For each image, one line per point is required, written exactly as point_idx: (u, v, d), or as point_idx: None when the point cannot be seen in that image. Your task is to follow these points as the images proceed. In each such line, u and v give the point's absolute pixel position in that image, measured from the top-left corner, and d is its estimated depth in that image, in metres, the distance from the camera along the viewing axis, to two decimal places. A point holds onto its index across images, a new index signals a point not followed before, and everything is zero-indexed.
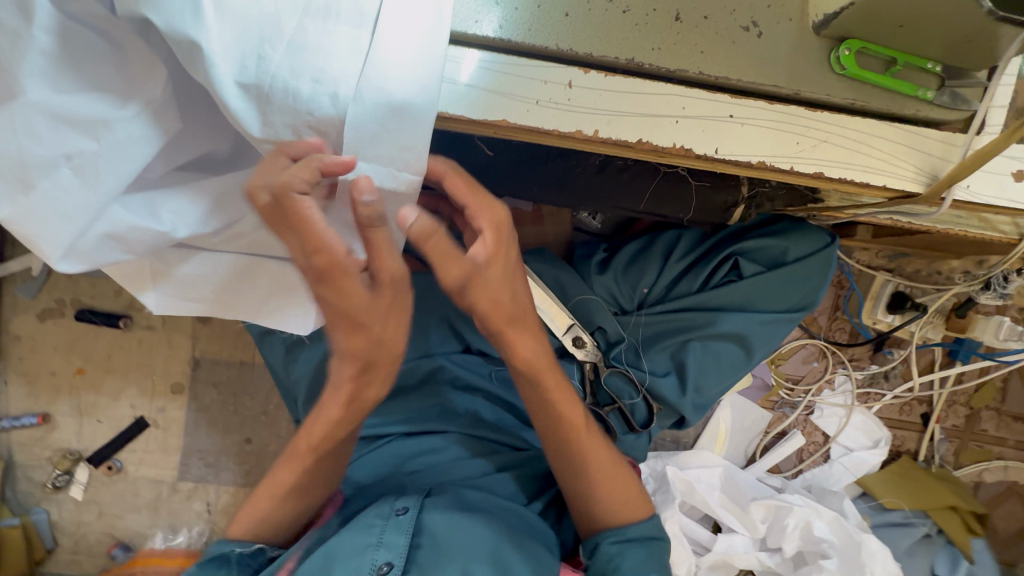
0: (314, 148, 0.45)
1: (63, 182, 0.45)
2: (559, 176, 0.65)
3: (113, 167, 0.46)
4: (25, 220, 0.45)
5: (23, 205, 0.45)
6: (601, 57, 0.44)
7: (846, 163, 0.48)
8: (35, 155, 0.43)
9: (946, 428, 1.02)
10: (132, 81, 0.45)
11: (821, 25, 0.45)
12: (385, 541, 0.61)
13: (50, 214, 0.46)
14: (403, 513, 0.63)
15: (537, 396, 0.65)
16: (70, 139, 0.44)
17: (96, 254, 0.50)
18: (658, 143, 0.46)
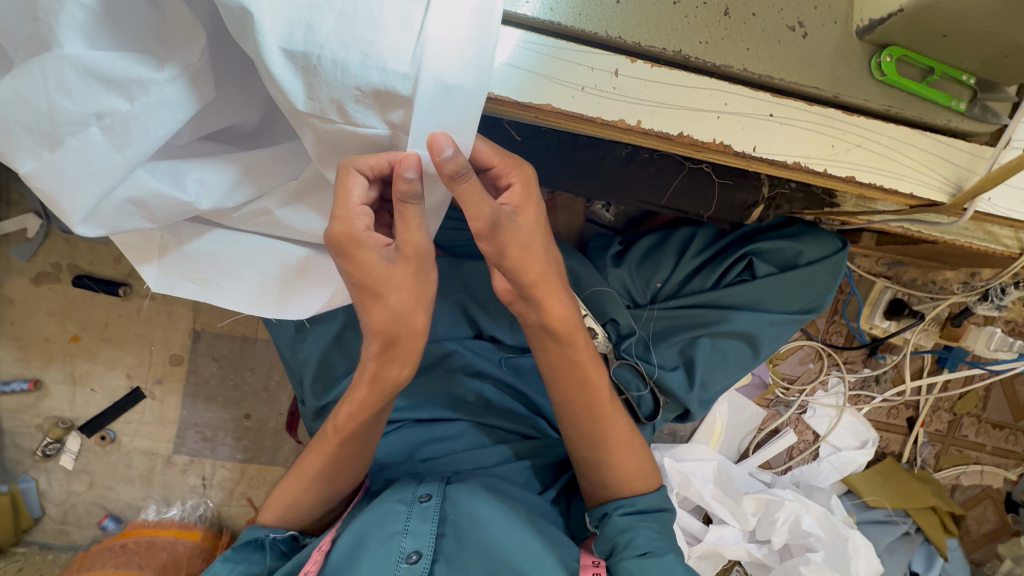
0: (358, 124, 0.45)
1: (90, 140, 0.44)
2: (586, 166, 0.65)
3: (145, 129, 0.45)
4: (48, 178, 0.44)
5: (48, 162, 0.44)
6: (649, 47, 0.44)
7: (878, 168, 0.49)
8: (64, 111, 0.42)
9: (930, 432, 1.05)
10: (168, 44, 0.45)
11: (865, 30, 0.45)
12: (412, 528, 0.61)
13: (75, 173, 0.44)
14: (426, 500, 0.64)
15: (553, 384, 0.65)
16: (102, 96, 0.43)
17: (117, 219, 0.49)
18: (699, 138, 0.46)
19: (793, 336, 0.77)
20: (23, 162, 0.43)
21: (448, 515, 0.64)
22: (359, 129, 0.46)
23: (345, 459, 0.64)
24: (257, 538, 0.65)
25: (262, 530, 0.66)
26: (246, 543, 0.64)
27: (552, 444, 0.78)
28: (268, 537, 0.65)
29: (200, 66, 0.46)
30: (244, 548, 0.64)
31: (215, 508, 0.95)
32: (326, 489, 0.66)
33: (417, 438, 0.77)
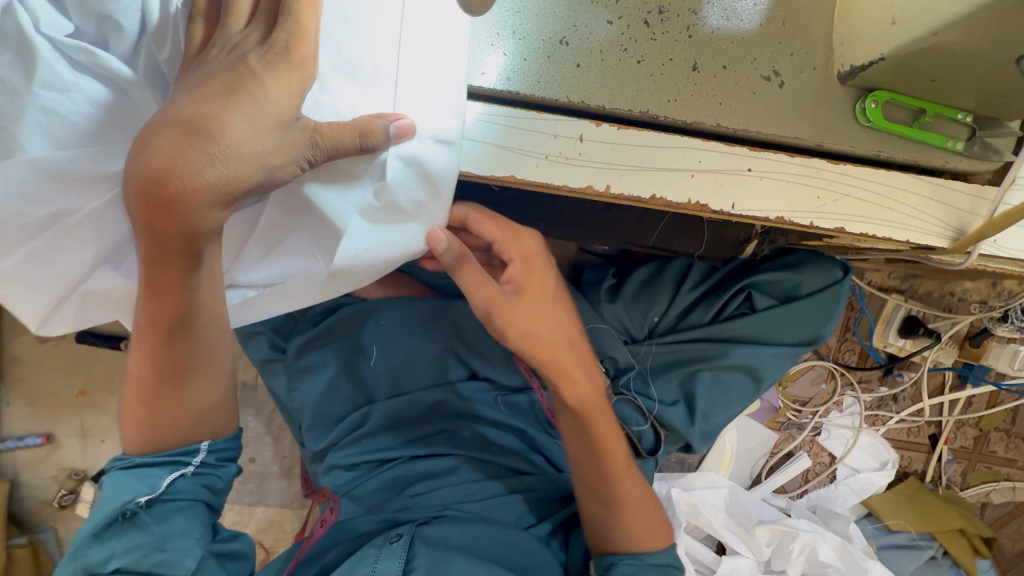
0: (338, 100, 0.40)
1: (50, 241, 0.45)
2: (569, 213, 0.63)
3: (102, 226, 0.46)
4: (11, 277, 0.46)
5: (10, 264, 0.45)
6: (614, 109, 0.42)
7: (867, 217, 0.45)
8: (24, 213, 0.44)
9: (954, 449, 1.01)
10: (126, 136, 0.45)
11: (846, 75, 0.42)
12: (379, 568, 0.65)
13: (38, 275, 0.46)
14: (396, 540, 0.68)
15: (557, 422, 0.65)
16: (60, 200, 0.44)
17: (80, 311, 0.50)
18: (673, 199, 0.44)
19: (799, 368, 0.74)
20: None
21: (418, 557, 0.67)
22: (337, 104, 0.40)
23: (190, 360, 0.49)
24: (121, 513, 0.50)
25: (126, 493, 0.51)
26: (114, 519, 0.50)
27: (550, 478, 0.78)
28: (135, 503, 0.50)
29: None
30: (114, 526, 0.51)
31: None
32: (171, 412, 0.52)
33: (409, 475, 0.77)
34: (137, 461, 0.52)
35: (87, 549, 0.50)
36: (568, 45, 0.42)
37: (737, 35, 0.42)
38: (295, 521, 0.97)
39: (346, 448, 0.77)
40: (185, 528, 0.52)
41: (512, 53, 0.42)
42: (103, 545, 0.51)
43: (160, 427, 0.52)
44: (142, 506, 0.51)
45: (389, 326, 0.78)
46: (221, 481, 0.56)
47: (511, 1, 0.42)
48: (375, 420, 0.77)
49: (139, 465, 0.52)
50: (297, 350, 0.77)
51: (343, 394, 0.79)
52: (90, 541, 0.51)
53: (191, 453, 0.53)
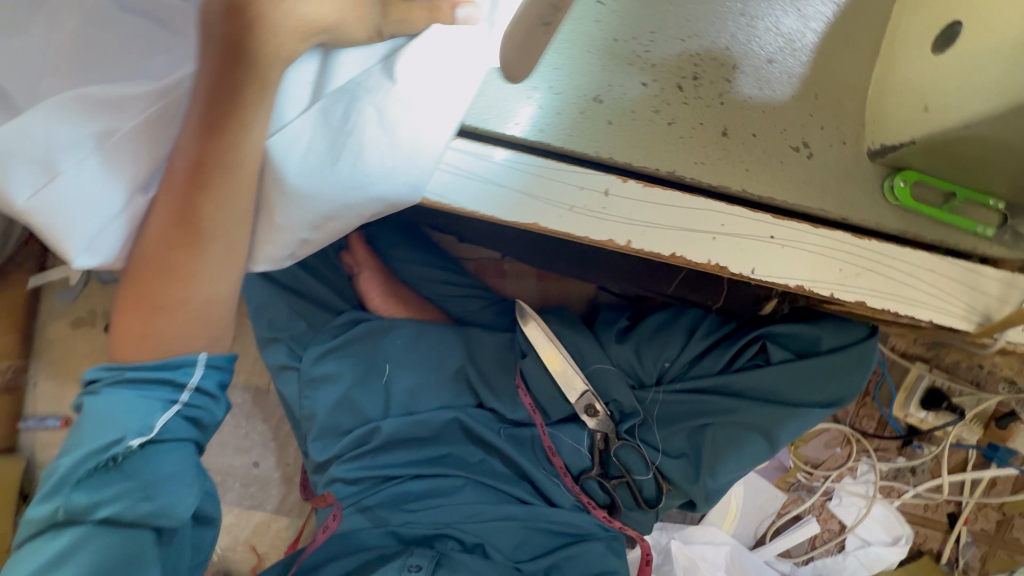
0: None
1: (85, 163, 0.44)
2: (589, 258, 0.63)
3: (145, 143, 0.46)
4: (43, 208, 0.43)
5: (45, 192, 0.43)
6: (641, 167, 0.43)
7: (890, 293, 0.45)
8: (57, 134, 0.44)
9: (974, 531, 0.96)
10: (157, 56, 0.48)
11: (877, 152, 0.43)
12: None
13: (75, 201, 0.44)
14: (415, 570, 0.70)
15: None
16: (96, 118, 0.45)
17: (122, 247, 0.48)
18: (694, 258, 0.44)
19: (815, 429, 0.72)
20: (21, 195, 0.43)
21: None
22: None
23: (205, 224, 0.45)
24: (108, 456, 0.49)
25: (115, 430, 0.49)
26: (99, 465, 0.49)
27: (546, 513, 0.76)
28: (125, 446, 0.49)
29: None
30: (99, 469, 0.49)
31: (221, 551, 0.96)
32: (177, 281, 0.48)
33: (410, 492, 0.78)
34: (126, 376, 0.51)
35: (69, 496, 0.49)
36: (601, 102, 0.43)
37: (769, 105, 0.43)
38: (290, 530, 0.97)
39: (353, 461, 0.78)
40: (176, 470, 0.52)
41: (543, 103, 0.43)
42: (88, 486, 0.49)
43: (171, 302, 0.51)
44: (133, 449, 0.50)
45: (404, 346, 0.79)
46: (207, 418, 0.55)
47: (550, 55, 0.43)
48: (377, 439, 0.77)
49: (129, 385, 0.51)
50: (314, 359, 0.79)
51: (352, 408, 0.79)
52: (72, 487, 0.49)
53: (184, 374, 0.52)
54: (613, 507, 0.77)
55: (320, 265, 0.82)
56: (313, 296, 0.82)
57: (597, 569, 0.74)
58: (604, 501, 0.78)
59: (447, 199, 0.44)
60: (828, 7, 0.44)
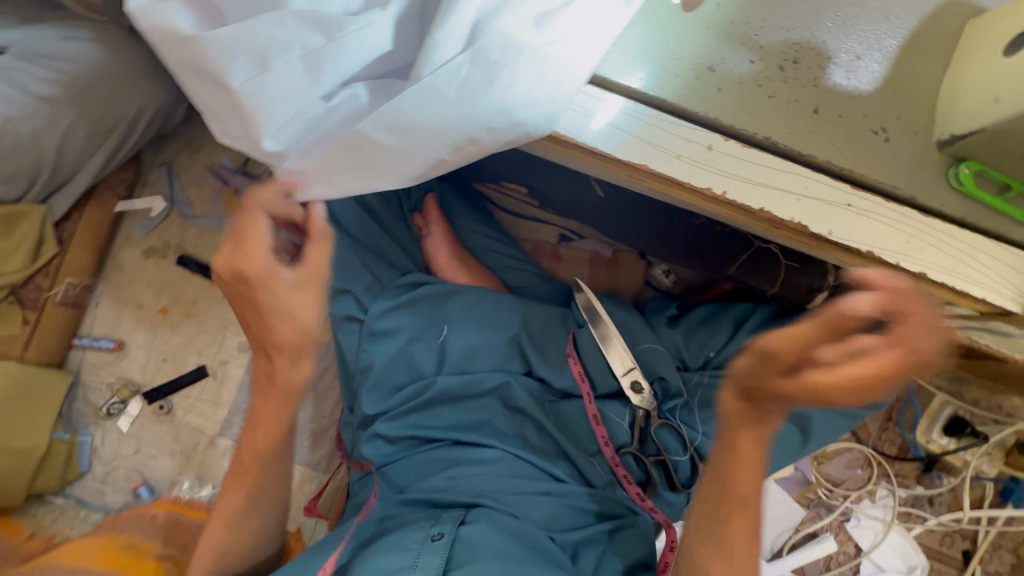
0: None
1: (290, 66, 0.49)
2: (660, 232, 0.71)
3: (338, 60, 0.49)
4: (254, 94, 0.48)
5: (256, 82, 0.48)
6: (742, 130, 0.50)
7: (946, 268, 0.51)
8: (276, 37, 0.48)
9: (987, 571, 0.97)
10: None
11: (944, 142, 0.50)
12: (420, 563, 0.63)
13: (275, 96, 0.49)
14: (438, 538, 0.67)
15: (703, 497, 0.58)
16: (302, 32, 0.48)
17: (304, 147, 0.52)
18: (778, 215, 0.50)
19: (845, 430, 0.77)
20: (236, 79, 0.48)
21: (458, 556, 0.65)
22: None
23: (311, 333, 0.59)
24: None
25: None
26: None
27: (582, 490, 0.78)
28: None
29: (400, 19, 0.51)
30: None
31: None
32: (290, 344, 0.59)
33: (452, 458, 0.80)
34: None
35: None
36: (713, 72, 0.50)
37: (854, 93, 0.51)
38: (315, 484, 0.98)
39: (396, 418, 0.82)
40: None
41: (663, 67, 0.51)
42: None
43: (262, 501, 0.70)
44: None
45: (465, 305, 0.84)
46: None
47: (673, 29, 0.51)
48: (427, 395, 0.82)
49: None
50: (378, 313, 0.83)
51: (408, 363, 0.83)
52: None
53: None
54: (647, 484, 0.80)
55: (395, 222, 0.89)
56: (384, 249, 0.87)
57: (632, 550, 0.74)
58: (639, 478, 0.81)
59: (574, 133, 0.51)
60: (909, 19, 0.51)
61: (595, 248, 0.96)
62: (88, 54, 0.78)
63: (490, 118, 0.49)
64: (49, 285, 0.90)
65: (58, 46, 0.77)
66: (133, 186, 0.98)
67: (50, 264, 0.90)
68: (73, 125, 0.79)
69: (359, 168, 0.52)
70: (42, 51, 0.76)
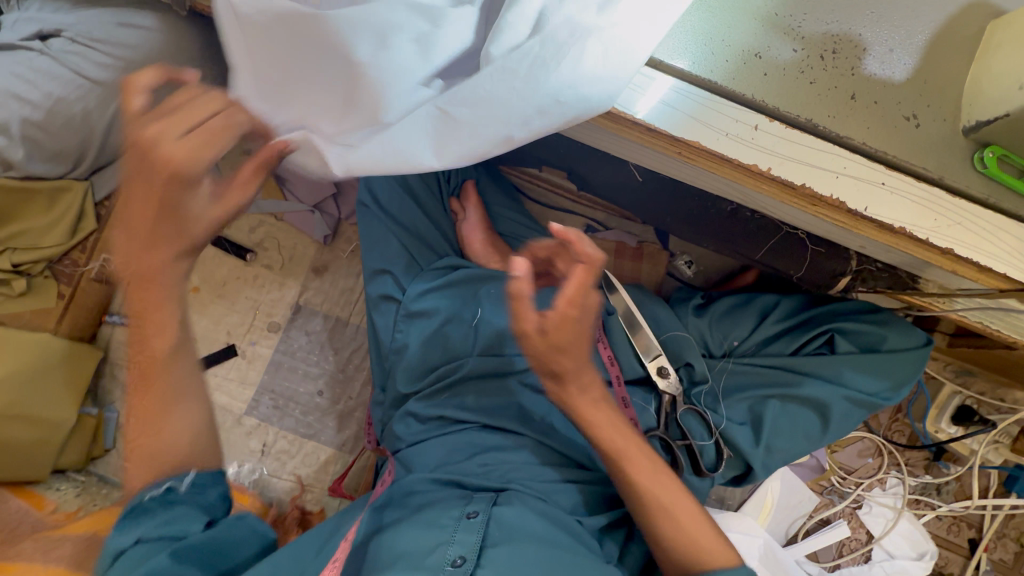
0: None
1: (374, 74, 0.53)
2: (694, 216, 0.75)
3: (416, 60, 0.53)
4: None
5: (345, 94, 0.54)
6: (785, 112, 0.54)
7: (970, 245, 0.55)
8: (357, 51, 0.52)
9: (993, 560, 1.00)
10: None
11: (970, 129, 0.54)
12: (458, 538, 0.64)
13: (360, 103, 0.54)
14: (473, 515, 0.67)
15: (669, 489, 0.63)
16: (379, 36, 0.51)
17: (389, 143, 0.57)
18: (818, 191, 0.54)
19: (861, 422, 0.79)
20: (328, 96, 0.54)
21: (493, 535, 0.65)
22: None
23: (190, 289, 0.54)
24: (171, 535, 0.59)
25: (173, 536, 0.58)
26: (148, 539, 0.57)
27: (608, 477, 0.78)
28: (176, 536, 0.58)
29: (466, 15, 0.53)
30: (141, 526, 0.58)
31: (267, 475, 0.98)
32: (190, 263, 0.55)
33: (479, 444, 0.80)
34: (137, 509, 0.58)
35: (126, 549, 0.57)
36: (760, 58, 0.55)
37: (889, 81, 0.55)
38: (339, 465, 0.99)
39: (427, 398, 0.83)
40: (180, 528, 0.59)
41: (714, 52, 0.55)
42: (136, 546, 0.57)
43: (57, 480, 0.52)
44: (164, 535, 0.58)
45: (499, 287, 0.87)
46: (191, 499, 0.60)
47: (724, 18, 0.55)
48: (456, 375, 0.83)
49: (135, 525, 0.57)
50: (416, 294, 0.86)
51: (442, 343, 0.85)
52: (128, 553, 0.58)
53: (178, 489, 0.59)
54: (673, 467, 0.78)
55: (431, 207, 0.91)
56: (420, 233, 0.90)
57: None
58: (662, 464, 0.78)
59: (628, 110, 0.54)
60: (938, 17, 0.56)
61: (620, 238, 0.99)
62: (143, 39, 0.78)
63: (558, 92, 0.52)
64: (84, 261, 0.90)
65: (115, 32, 0.77)
66: None
67: (89, 241, 0.89)
68: (125, 102, 0.81)
69: (421, 146, 0.56)
70: (98, 31, 0.77)
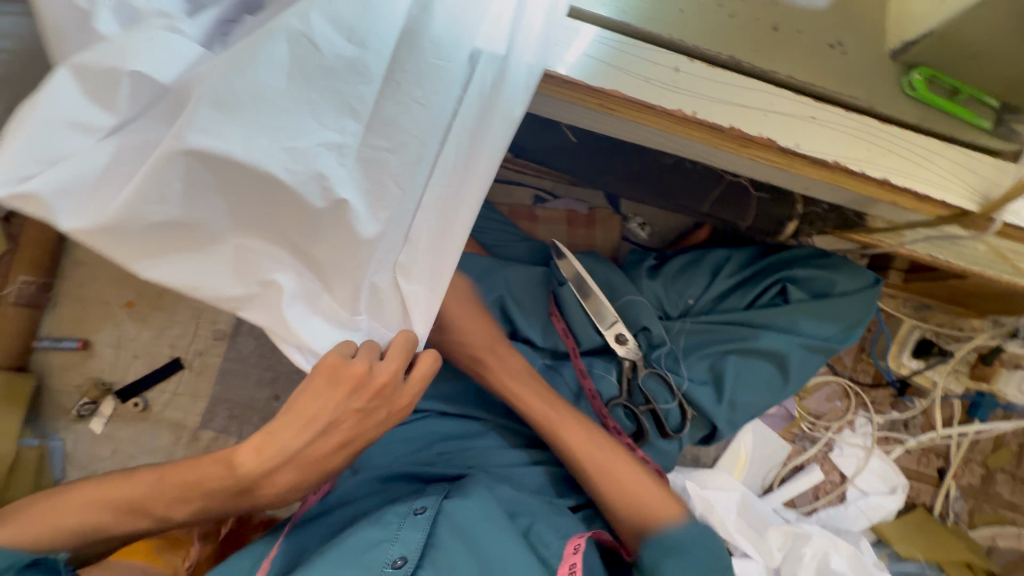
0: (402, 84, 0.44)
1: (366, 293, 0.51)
2: (635, 172, 0.72)
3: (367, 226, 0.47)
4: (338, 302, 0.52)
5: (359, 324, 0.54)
6: (706, 50, 0.51)
7: (908, 172, 0.53)
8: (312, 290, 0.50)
9: (962, 486, 1.03)
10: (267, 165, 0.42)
11: (897, 51, 0.52)
12: (402, 537, 0.61)
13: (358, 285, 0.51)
14: (421, 511, 0.64)
15: (596, 468, 0.69)
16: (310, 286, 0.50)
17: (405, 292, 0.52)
18: (748, 131, 0.51)
19: (820, 367, 0.79)
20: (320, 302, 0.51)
21: (442, 528, 0.62)
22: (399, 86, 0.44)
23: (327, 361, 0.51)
24: None
25: None
26: None
27: None
28: None
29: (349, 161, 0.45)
30: None
31: None
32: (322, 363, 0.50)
33: (440, 431, 0.78)
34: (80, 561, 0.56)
35: None
36: None
37: (810, 8, 0.52)
38: None
39: None
40: None
41: None
42: None
43: (160, 501, 0.60)
44: None
45: None
46: None
47: None
48: None
49: None
50: None
51: None
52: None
53: None
54: (639, 435, 0.77)
55: None
56: None
57: None
58: (629, 431, 0.78)
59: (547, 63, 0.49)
60: None
61: (571, 206, 0.96)
62: None
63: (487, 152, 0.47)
64: None
65: None
66: None
67: None
68: None
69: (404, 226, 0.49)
70: None
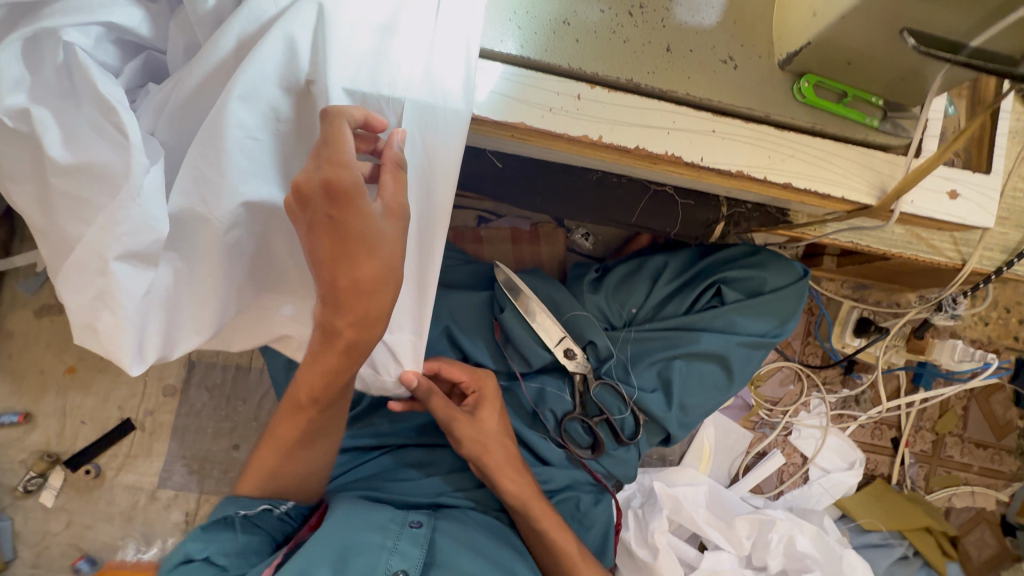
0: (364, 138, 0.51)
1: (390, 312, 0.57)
2: (561, 191, 0.73)
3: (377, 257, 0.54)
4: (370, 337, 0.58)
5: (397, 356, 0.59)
6: (605, 76, 0.53)
7: (809, 175, 0.56)
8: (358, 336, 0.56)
9: (915, 453, 1.07)
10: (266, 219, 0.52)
11: (784, 62, 0.54)
12: (400, 549, 0.60)
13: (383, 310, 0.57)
14: (416, 525, 0.63)
15: (542, 508, 0.70)
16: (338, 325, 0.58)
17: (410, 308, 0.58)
18: (653, 150, 0.54)
19: (763, 360, 0.82)
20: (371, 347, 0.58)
21: (439, 545, 0.63)
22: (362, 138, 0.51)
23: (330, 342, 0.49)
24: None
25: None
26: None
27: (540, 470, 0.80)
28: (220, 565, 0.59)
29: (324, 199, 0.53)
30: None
31: None
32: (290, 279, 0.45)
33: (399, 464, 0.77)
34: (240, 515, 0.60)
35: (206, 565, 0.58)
36: (569, 25, 0.53)
37: (699, 27, 0.54)
38: None
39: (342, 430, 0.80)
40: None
41: (524, 28, 0.52)
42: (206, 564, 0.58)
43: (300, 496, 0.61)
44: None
45: None
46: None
47: None
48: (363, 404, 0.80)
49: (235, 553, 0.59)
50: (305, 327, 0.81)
51: None
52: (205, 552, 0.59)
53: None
54: (596, 447, 0.80)
55: None
56: None
57: (588, 517, 0.79)
58: (587, 443, 0.81)
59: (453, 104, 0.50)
60: None
61: (514, 225, 0.97)
62: None
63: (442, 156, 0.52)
64: None
65: None
66: (11, 244, 0.88)
67: None
68: None
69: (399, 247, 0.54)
70: None
